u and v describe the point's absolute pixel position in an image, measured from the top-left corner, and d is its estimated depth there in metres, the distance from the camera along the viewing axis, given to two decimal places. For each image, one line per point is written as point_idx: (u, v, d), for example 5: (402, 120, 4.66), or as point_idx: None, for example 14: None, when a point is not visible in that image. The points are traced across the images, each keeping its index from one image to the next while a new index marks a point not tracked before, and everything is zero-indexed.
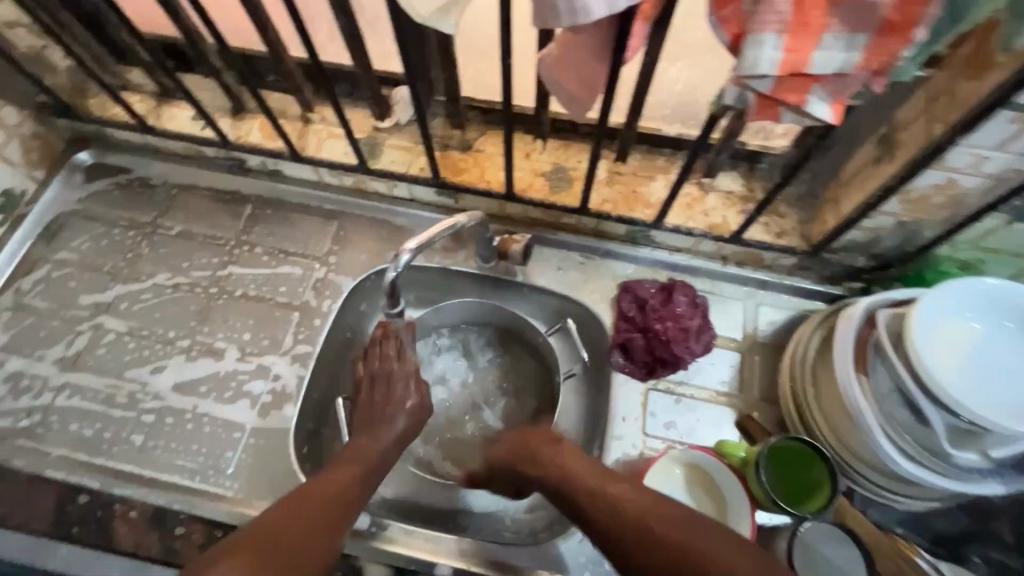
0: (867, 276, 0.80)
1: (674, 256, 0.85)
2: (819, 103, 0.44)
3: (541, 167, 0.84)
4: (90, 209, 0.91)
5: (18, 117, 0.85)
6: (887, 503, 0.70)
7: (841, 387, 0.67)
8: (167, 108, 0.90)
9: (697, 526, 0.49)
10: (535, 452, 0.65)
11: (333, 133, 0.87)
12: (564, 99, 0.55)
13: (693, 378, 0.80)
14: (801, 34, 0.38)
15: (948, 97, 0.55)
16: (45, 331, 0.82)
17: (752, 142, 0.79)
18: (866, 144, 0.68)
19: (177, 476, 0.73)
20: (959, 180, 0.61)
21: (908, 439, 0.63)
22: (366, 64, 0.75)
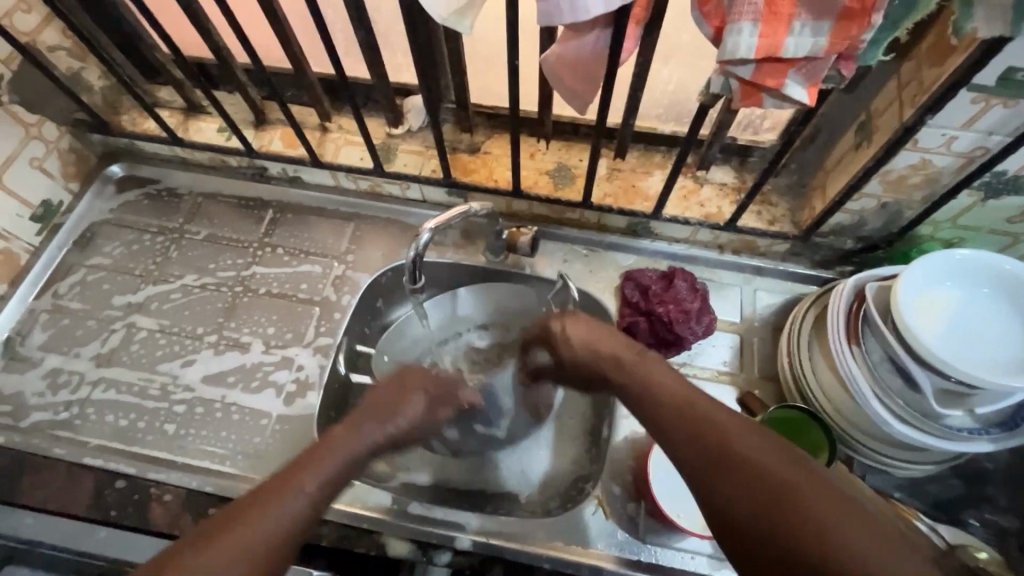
0: (856, 259, 0.85)
1: (673, 246, 0.90)
2: (796, 86, 0.49)
3: (545, 166, 0.90)
4: (122, 217, 0.96)
5: (56, 133, 0.91)
6: (886, 470, 0.74)
7: (836, 357, 0.70)
8: (195, 122, 0.96)
9: (775, 459, 0.47)
10: (609, 366, 0.62)
11: (350, 140, 0.94)
12: (566, 95, 0.60)
13: (695, 359, 0.84)
14: (773, 22, 0.43)
15: (916, 83, 0.60)
16: (81, 330, 0.87)
17: (741, 136, 0.85)
18: (847, 132, 0.74)
19: (208, 461, 0.77)
20: (932, 160, 0.66)
21: (901, 403, 0.67)
22: (382, 74, 0.81)
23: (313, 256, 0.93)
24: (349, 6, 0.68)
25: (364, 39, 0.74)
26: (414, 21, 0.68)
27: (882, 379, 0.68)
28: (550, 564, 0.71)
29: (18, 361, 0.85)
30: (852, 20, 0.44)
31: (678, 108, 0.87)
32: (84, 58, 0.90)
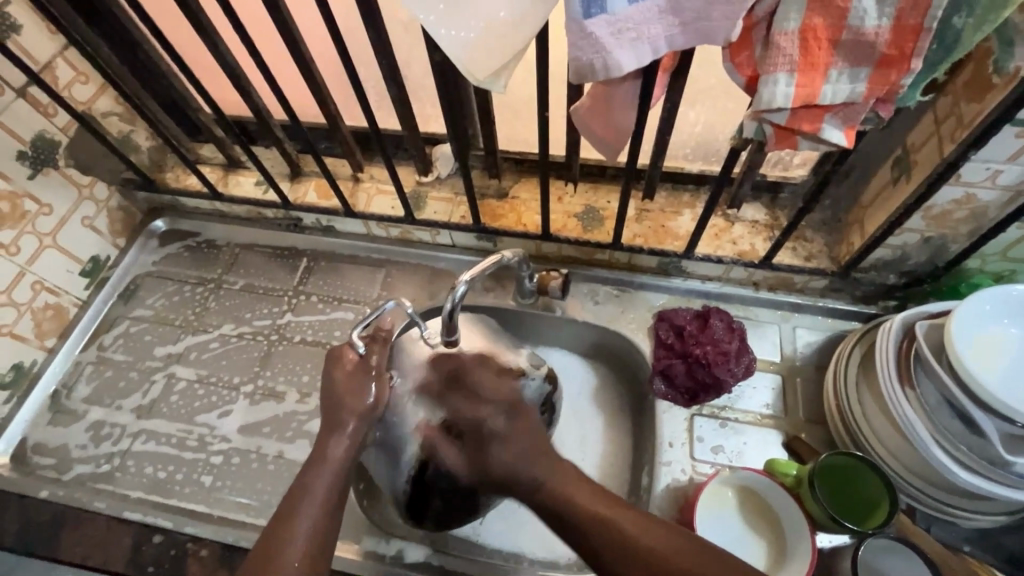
0: (900, 293, 0.82)
1: (706, 284, 0.89)
2: (833, 130, 0.48)
3: (573, 209, 0.90)
4: (164, 269, 1.00)
5: (107, 192, 0.96)
6: (952, 521, 0.69)
7: (888, 401, 0.67)
8: (234, 177, 1.01)
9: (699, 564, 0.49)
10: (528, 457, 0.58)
11: (381, 189, 0.96)
12: (598, 145, 0.61)
13: (736, 403, 0.81)
14: (808, 72, 0.43)
15: (955, 118, 0.59)
16: (124, 382, 0.89)
17: (771, 173, 0.85)
18: (884, 166, 0.73)
19: (243, 514, 0.77)
20: (977, 194, 0.64)
21: (963, 449, 0.63)
22: (412, 126, 0.84)
23: (346, 303, 0.94)
24: (384, 67, 0.71)
25: (396, 96, 0.77)
26: (444, 75, 0.70)
27: (941, 424, 0.64)
28: None
29: (64, 414, 0.87)
30: (890, 66, 0.43)
31: (705, 148, 0.87)
32: (133, 122, 0.96)
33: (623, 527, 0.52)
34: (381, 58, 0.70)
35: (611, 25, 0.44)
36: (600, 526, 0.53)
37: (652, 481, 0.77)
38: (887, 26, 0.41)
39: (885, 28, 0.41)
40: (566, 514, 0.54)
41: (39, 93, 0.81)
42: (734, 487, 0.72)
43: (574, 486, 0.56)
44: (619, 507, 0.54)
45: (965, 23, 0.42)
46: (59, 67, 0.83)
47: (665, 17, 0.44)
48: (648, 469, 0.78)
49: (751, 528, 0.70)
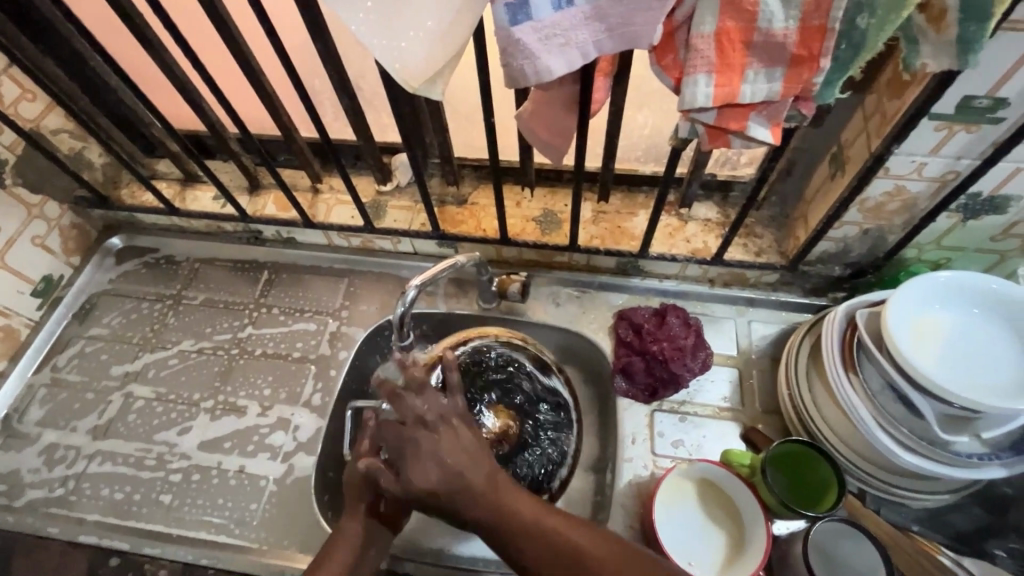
0: (847, 284, 0.85)
1: (663, 282, 0.91)
2: (759, 128, 0.51)
3: (531, 214, 0.92)
4: (121, 287, 0.99)
5: (58, 211, 0.95)
6: (902, 502, 0.71)
7: (834, 388, 0.69)
8: (192, 192, 1.00)
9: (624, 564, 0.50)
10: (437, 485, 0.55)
11: (341, 200, 0.96)
12: (543, 148, 0.62)
13: (695, 397, 0.82)
14: (726, 72, 0.45)
15: (879, 115, 0.62)
16: (79, 403, 0.87)
17: (720, 172, 0.88)
18: (822, 163, 0.76)
19: (204, 531, 0.76)
20: (906, 186, 0.67)
21: (906, 431, 0.65)
22: (367, 136, 0.84)
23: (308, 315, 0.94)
24: (333, 77, 0.72)
25: (348, 106, 0.78)
26: (393, 86, 0.71)
27: (884, 407, 0.66)
28: None
29: (15, 439, 0.84)
30: (802, 65, 0.46)
31: (656, 150, 0.90)
32: (84, 139, 0.95)
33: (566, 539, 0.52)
34: (329, 69, 0.71)
35: (539, 31, 0.45)
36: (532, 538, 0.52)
37: (615, 478, 0.78)
38: (795, 28, 0.43)
39: (793, 30, 0.43)
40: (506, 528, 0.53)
41: None
42: (693, 480, 0.74)
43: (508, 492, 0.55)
44: (549, 514, 0.54)
45: (868, 23, 0.44)
46: (4, 85, 0.82)
47: (591, 23, 0.46)
48: (612, 466, 0.79)
49: (709, 519, 0.72)
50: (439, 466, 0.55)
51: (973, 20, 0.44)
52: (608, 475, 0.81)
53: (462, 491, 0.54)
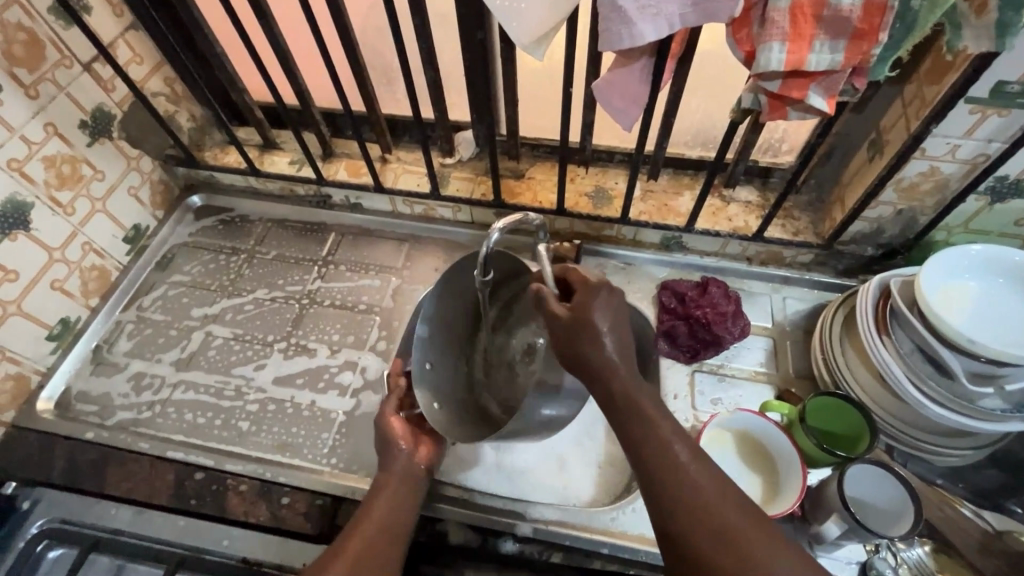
0: (877, 266, 0.92)
1: (704, 258, 0.98)
2: (817, 97, 0.58)
3: (584, 189, 0.99)
4: (199, 240, 1.07)
5: (150, 166, 1.03)
6: (927, 459, 0.76)
7: (868, 347, 0.76)
8: (270, 156, 1.09)
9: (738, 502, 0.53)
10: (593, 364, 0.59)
11: (408, 169, 1.04)
12: (615, 114, 0.70)
13: (733, 361, 0.89)
14: (797, 41, 0.53)
15: (919, 100, 0.70)
16: (163, 338, 0.95)
17: (762, 159, 0.96)
18: (860, 149, 0.83)
19: (280, 455, 0.82)
20: (940, 167, 0.74)
21: (935, 386, 0.71)
22: (442, 108, 0.93)
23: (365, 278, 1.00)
24: (423, 49, 0.81)
25: (431, 78, 0.86)
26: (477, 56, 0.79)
27: (915, 366, 0.73)
28: (608, 549, 0.74)
29: (105, 366, 0.92)
30: (862, 39, 0.53)
31: (704, 134, 0.96)
32: (178, 103, 1.04)
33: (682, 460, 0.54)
34: (421, 41, 0.80)
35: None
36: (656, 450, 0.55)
37: None
38: (859, 5, 0.51)
39: (858, 6, 0.51)
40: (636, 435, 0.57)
41: (101, 68, 0.89)
42: (732, 432, 0.80)
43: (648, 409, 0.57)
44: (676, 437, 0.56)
45: (921, 6, 0.52)
46: (120, 47, 0.91)
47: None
48: None
49: (748, 466, 0.77)
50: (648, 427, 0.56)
51: (1012, 7, 0.51)
52: None
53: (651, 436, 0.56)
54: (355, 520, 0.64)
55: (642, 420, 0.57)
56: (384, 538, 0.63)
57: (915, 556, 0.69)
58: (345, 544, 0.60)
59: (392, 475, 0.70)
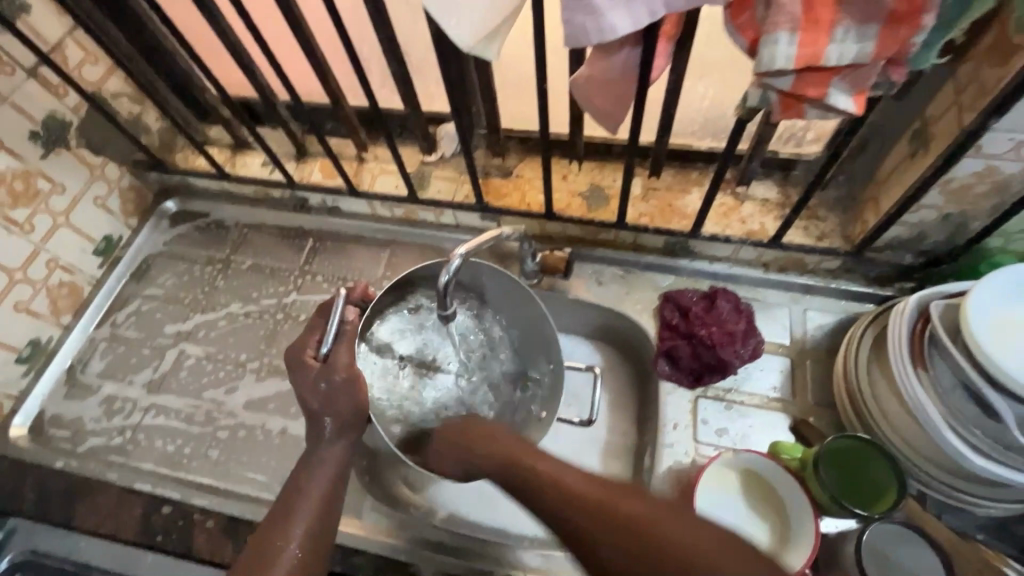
0: (917, 274, 0.79)
1: (714, 265, 0.87)
2: (841, 95, 0.47)
3: (577, 188, 0.89)
4: (174, 249, 1.02)
5: (118, 173, 0.98)
6: (965, 509, 0.66)
7: (899, 384, 0.65)
8: (242, 157, 1.01)
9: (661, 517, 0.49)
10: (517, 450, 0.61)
11: (385, 169, 0.96)
12: (596, 116, 0.59)
13: (742, 385, 0.79)
14: (812, 29, 0.41)
15: (977, 86, 0.56)
16: (135, 358, 0.91)
17: (783, 149, 0.82)
18: (900, 140, 0.70)
19: (250, 487, 0.78)
20: (999, 166, 0.61)
21: (978, 434, 0.60)
22: (414, 104, 0.83)
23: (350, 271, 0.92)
24: (383, 41, 0.71)
25: (396, 72, 0.77)
26: (441, 46, 0.69)
27: (955, 408, 0.62)
28: None
29: (78, 388, 0.90)
30: (900, 22, 0.41)
31: (715, 122, 0.83)
32: (143, 104, 0.97)
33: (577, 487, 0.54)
34: (379, 32, 0.70)
35: None
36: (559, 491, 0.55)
37: (654, 463, 0.75)
38: None
39: None
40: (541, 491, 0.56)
41: (49, 73, 0.83)
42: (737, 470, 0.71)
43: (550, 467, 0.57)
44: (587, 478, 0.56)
45: None
46: (69, 48, 0.84)
47: None
48: (651, 451, 0.77)
49: (752, 512, 0.68)
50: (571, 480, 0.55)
51: None
52: (646, 461, 0.78)
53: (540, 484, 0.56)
54: (288, 505, 0.62)
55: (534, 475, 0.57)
56: (325, 515, 0.63)
57: None
58: (287, 520, 0.61)
59: (324, 455, 0.65)
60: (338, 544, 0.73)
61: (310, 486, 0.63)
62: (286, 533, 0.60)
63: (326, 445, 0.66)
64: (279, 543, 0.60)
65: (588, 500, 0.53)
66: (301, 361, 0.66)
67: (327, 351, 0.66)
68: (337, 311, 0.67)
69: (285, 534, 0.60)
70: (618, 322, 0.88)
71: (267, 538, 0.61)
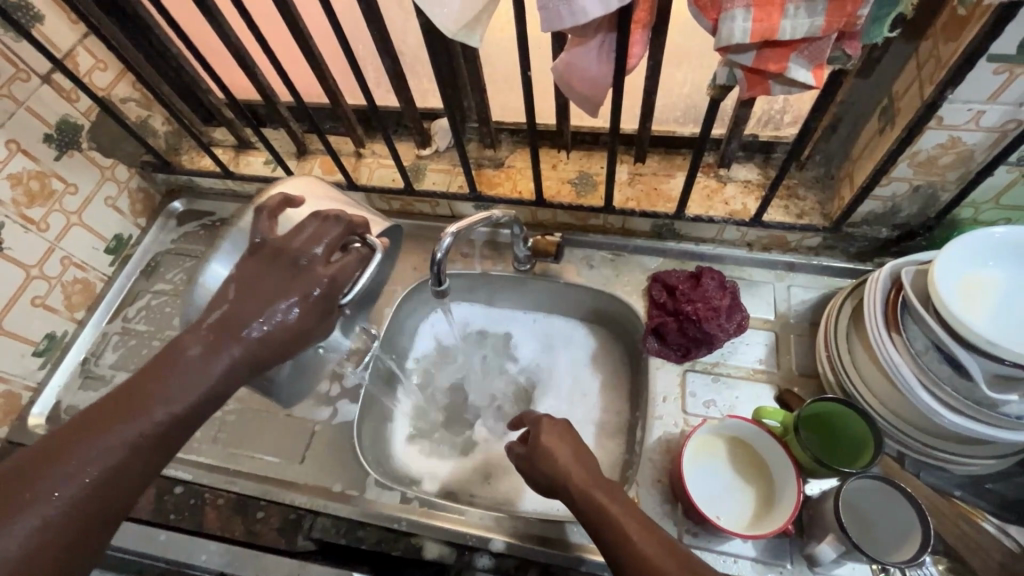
0: (894, 249, 0.82)
1: (700, 246, 0.90)
2: (800, 69, 0.50)
3: (567, 176, 0.92)
4: (181, 247, 1.06)
5: (127, 174, 1.02)
6: (943, 467, 0.69)
7: (875, 348, 0.68)
8: (245, 157, 1.06)
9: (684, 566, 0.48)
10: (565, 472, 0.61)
11: (382, 164, 1.00)
12: (577, 100, 0.63)
13: (729, 358, 0.82)
14: (764, 6, 0.45)
15: (934, 61, 0.60)
16: (147, 349, 0.96)
17: (763, 133, 0.86)
18: (872, 117, 0.73)
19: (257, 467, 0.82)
20: (962, 137, 0.64)
21: (951, 391, 0.63)
22: (407, 98, 0.87)
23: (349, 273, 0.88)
24: (376, 37, 0.75)
25: (390, 68, 0.81)
26: (431, 40, 0.72)
27: (929, 368, 0.64)
28: (586, 567, 0.70)
29: (93, 379, 0.94)
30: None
31: (696, 108, 0.87)
32: (150, 108, 1.02)
33: (617, 514, 0.55)
34: (372, 29, 0.74)
35: None
36: (601, 516, 0.55)
37: (644, 435, 0.78)
38: None
39: None
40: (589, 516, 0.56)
41: (62, 79, 0.87)
42: (723, 438, 0.74)
43: (599, 493, 0.57)
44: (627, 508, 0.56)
45: None
46: (80, 55, 0.89)
47: None
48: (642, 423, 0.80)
49: (738, 478, 0.71)
50: (603, 508, 0.55)
51: None
52: (638, 433, 0.81)
53: (589, 502, 0.57)
54: (106, 417, 0.47)
55: (584, 495, 0.58)
56: (106, 490, 0.45)
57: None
58: (99, 442, 0.46)
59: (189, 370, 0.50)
60: (342, 517, 0.76)
61: (157, 417, 0.48)
62: (60, 478, 0.44)
63: (197, 384, 0.50)
64: (44, 477, 0.44)
65: (624, 529, 0.53)
66: (306, 280, 0.54)
67: (342, 303, 0.58)
68: (374, 269, 0.57)
69: (60, 473, 0.44)
70: (605, 303, 0.92)
71: (37, 462, 0.44)
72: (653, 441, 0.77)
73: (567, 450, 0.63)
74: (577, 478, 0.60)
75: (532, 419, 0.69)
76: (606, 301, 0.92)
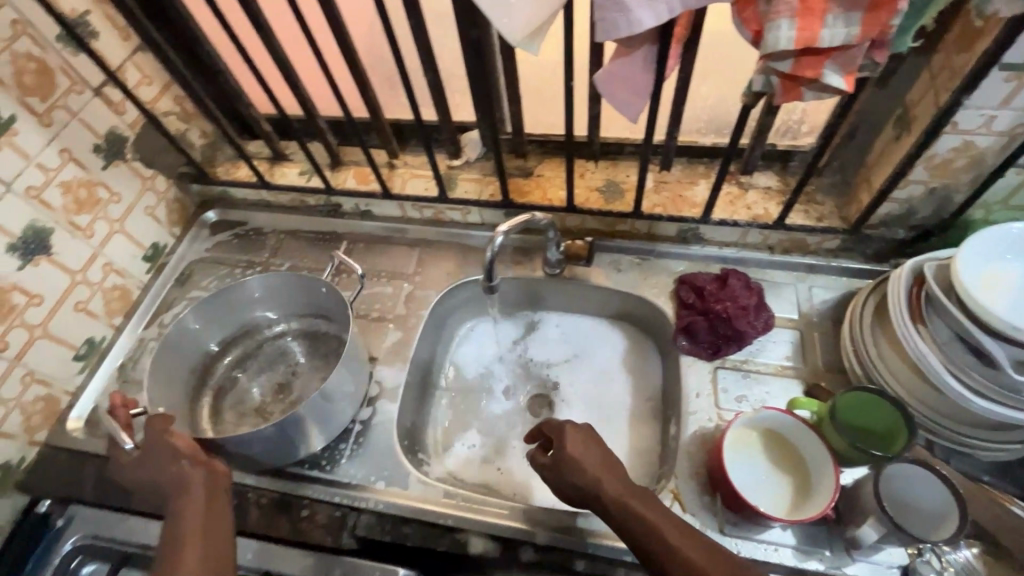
0: (910, 250, 0.87)
1: (724, 250, 0.94)
2: (834, 75, 0.55)
3: (595, 184, 0.96)
4: (215, 256, 1.09)
5: (165, 185, 1.05)
6: (971, 454, 0.72)
7: (902, 340, 0.71)
8: (280, 168, 1.09)
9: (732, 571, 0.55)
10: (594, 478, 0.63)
11: (415, 174, 1.04)
12: (620, 108, 0.66)
13: (757, 355, 0.85)
14: (807, 16, 0.49)
15: (949, 71, 0.65)
16: None
17: (781, 142, 0.91)
18: (886, 125, 0.78)
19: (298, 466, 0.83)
20: (975, 141, 0.69)
21: (978, 377, 0.66)
22: (445, 110, 0.91)
23: (303, 278, 0.91)
24: (422, 52, 0.80)
25: (431, 81, 0.85)
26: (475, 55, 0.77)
27: (954, 356, 0.68)
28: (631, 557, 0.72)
29: (130, 384, 0.95)
30: (880, 9, 0.49)
31: (717, 119, 0.92)
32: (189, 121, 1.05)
33: (657, 522, 0.59)
34: (419, 44, 0.79)
35: None
36: (640, 525, 0.59)
37: (680, 430, 0.81)
38: None
39: None
40: (626, 524, 0.60)
41: (112, 92, 0.91)
42: (758, 431, 0.76)
43: (634, 501, 0.61)
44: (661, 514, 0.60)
45: None
46: (129, 71, 0.92)
47: None
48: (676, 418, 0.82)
49: (774, 469, 0.74)
50: (642, 517, 0.60)
51: None
52: (672, 429, 0.84)
53: (625, 511, 0.61)
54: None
55: (620, 503, 0.61)
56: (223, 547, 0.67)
57: (962, 559, 0.66)
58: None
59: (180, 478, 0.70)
60: (388, 513, 0.77)
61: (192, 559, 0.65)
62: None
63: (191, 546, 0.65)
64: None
65: (665, 541, 0.58)
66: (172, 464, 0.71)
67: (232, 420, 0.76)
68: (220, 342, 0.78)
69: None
70: (634, 306, 0.95)
71: None
72: (689, 434, 0.80)
73: (592, 456, 0.65)
74: (605, 485, 0.62)
75: (554, 428, 0.69)
76: (635, 304, 0.95)
